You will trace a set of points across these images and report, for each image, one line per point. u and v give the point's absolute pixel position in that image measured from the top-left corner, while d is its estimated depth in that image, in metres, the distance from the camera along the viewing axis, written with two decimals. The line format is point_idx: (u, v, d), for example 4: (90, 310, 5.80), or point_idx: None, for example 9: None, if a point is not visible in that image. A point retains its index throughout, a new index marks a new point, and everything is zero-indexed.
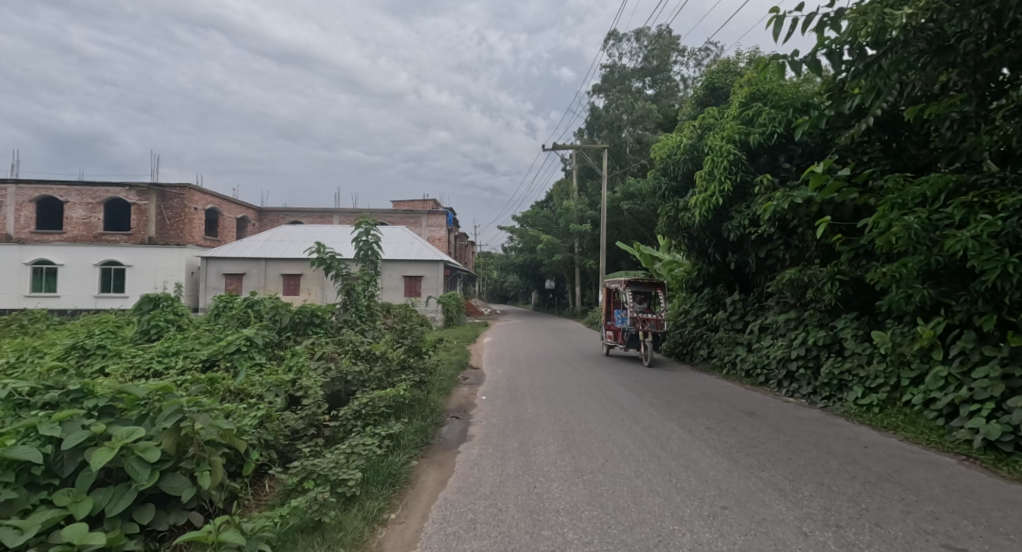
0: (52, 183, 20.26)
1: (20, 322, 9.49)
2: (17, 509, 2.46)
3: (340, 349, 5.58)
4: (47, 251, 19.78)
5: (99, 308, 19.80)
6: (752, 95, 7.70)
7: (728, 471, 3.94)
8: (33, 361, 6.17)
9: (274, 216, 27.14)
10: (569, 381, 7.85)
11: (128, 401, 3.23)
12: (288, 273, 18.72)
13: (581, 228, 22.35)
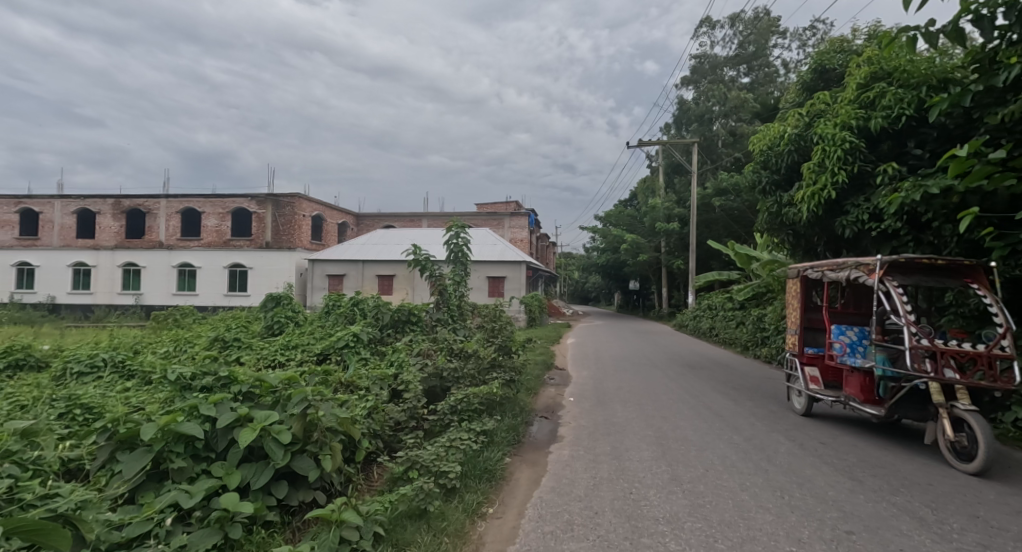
0: (193, 196, 23.29)
1: (173, 316, 11.08)
2: (186, 476, 2.93)
3: (436, 345, 5.83)
4: (189, 255, 22.43)
5: (229, 305, 22.47)
6: (875, 74, 6.91)
7: (852, 492, 3.61)
8: (186, 350, 7.20)
9: (370, 222, 28.97)
10: (662, 386, 7.60)
11: (263, 388, 3.63)
12: (382, 273, 20.05)
13: (669, 227, 21.47)
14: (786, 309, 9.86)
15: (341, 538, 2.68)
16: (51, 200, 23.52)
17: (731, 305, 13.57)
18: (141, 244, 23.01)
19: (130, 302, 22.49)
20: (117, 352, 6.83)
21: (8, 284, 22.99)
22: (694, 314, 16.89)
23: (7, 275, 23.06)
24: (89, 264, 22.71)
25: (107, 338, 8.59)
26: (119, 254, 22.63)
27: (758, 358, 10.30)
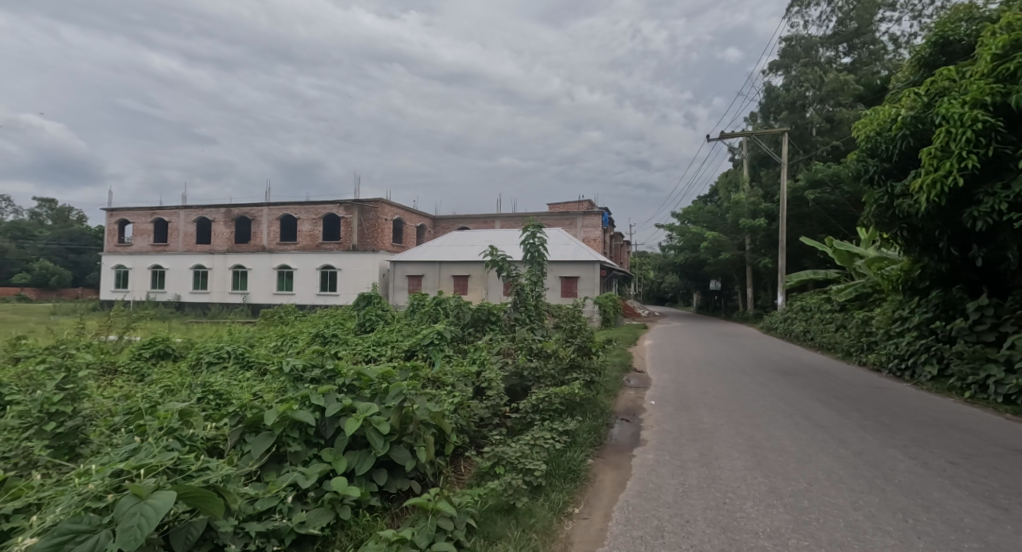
0: (289, 203, 24.99)
1: (278, 315, 12.08)
2: (301, 459, 3.19)
3: (515, 345, 5.86)
4: (286, 258, 24.62)
5: (321, 304, 24.25)
6: (1015, 43, 6.01)
7: (994, 521, 3.19)
8: (291, 345, 7.84)
9: (445, 224, 29.78)
10: (754, 391, 7.13)
11: (363, 381, 3.86)
12: (457, 274, 20.61)
13: (754, 224, 20.06)
14: (899, 311, 8.90)
15: (437, 527, 2.80)
16: (176, 210, 26.30)
17: (828, 307, 12.45)
18: (247, 248, 25.19)
19: (239, 300, 24.86)
20: (238, 347, 7.44)
21: (146, 285, 26.58)
22: (785, 316, 15.60)
23: (145, 276, 26.51)
24: (206, 266, 25.45)
25: (225, 334, 9.52)
26: (230, 258, 25.09)
27: (863, 365, 9.33)
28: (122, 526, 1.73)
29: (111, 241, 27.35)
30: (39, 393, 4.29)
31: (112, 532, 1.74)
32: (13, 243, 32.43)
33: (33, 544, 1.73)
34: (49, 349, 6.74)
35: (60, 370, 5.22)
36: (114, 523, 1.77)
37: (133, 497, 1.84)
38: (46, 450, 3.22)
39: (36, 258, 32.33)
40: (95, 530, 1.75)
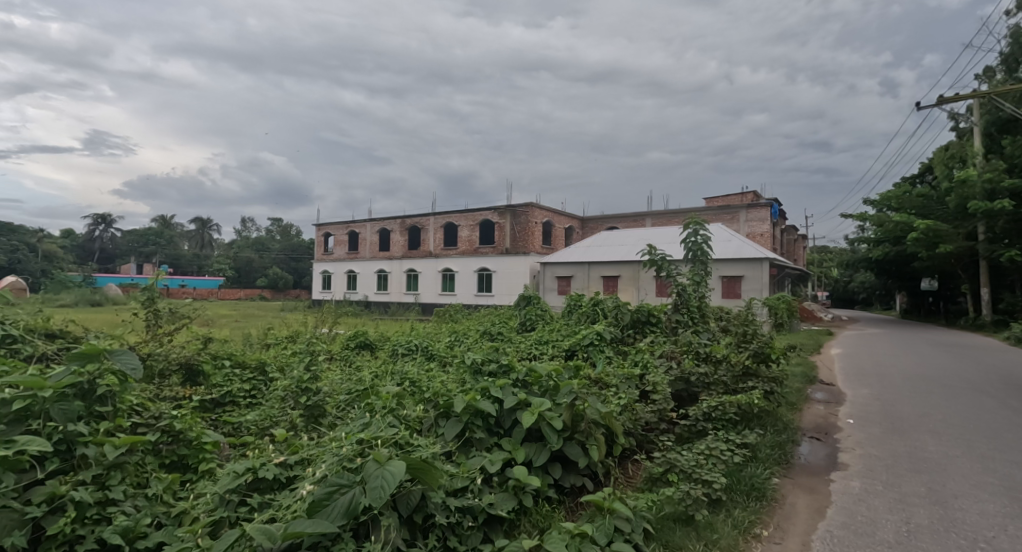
0: (451, 212, 27.15)
1: (449, 312, 13.14)
2: (485, 446, 3.40)
3: (681, 349, 5.35)
4: (450, 262, 26.77)
5: (478, 304, 25.73)
6: None
7: None
8: (464, 341, 8.37)
9: (594, 224, 28.71)
10: (1005, 420, 5.64)
11: (534, 377, 3.89)
12: (606, 274, 19.49)
13: (993, 207, 15.93)
14: None
15: (615, 528, 2.79)
16: (365, 222, 30.27)
17: None
18: (418, 254, 28.06)
19: (412, 300, 27.57)
20: (427, 343, 8.17)
21: (343, 286, 30.95)
22: None
23: (342, 279, 31.02)
24: (386, 269, 29.02)
25: (411, 328, 10.63)
26: (405, 262, 28.22)
27: None
28: (370, 485, 2.08)
29: (319, 250, 32.51)
30: (292, 372, 5.37)
31: (363, 489, 2.10)
32: (255, 254, 40.85)
33: (313, 490, 2.19)
34: (288, 339, 8.33)
35: (304, 355, 6.46)
36: (364, 482, 2.14)
37: (376, 462, 2.20)
38: (301, 417, 3.99)
39: (270, 265, 40.16)
40: (351, 486, 2.13)
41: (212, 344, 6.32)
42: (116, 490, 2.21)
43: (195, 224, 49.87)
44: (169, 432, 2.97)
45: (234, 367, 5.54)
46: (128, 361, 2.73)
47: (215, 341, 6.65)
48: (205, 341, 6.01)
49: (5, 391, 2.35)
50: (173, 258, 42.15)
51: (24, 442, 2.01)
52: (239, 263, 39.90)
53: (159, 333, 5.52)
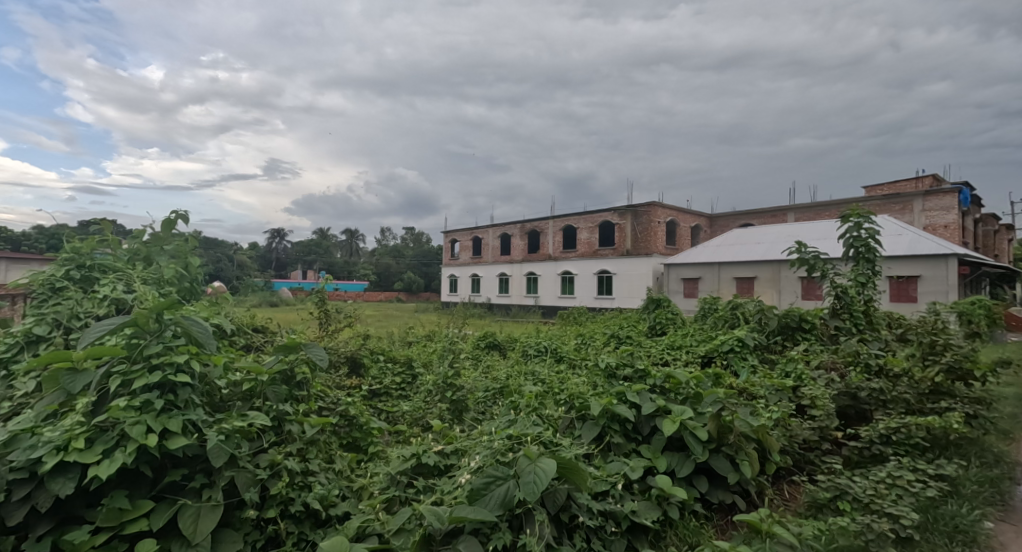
0: (569, 213, 24.31)
1: (574, 313, 12.66)
2: (622, 452, 3.03)
3: (846, 361, 4.69)
4: (570, 264, 23.92)
5: (598, 307, 22.60)
6: None
7: None
8: (592, 347, 7.60)
9: (724, 223, 24.27)
10: None
11: (673, 383, 3.38)
12: (742, 275, 16.36)
13: None
14: None
15: None
16: (487, 227, 28.50)
17: None
18: (536, 257, 25.60)
19: (532, 303, 25.32)
20: (558, 344, 7.93)
21: (467, 290, 29.47)
22: None
23: (465, 283, 29.76)
24: (506, 273, 27.02)
25: (535, 330, 10.57)
26: (524, 266, 25.86)
27: None
28: (524, 479, 2.18)
29: (446, 256, 31.41)
30: (436, 369, 5.82)
31: (517, 482, 2.20)
32: (394, 261, 44.48)
33: (471, 479, 2.35)
34: (423, 340, 8.76)
35: (448, 352, 6.94)
36: (517, 475, 2.24)
37: (527, 458, 2.29)
38: (447, 410, 4.32)
39: (406, 270, 43.38)
40: (506, 479, 2.24)
41: (369, 340, 7.05)
42: (313, 463, 2.62)
43: (345, 236, 55.93)
44: (344, 416, 3.42)
45: (386, 361, 6.19)
46: (316, 352, 3.06)
47: (371, 338, 7.40)
48: (365, 338, 6.80)
49: (236, 374, 2.90)
50: (328, 265, 47.59)
51: (254, 416, 2.46)
52: (380, 269, 43.59)
53: (331, 331, 6.41)
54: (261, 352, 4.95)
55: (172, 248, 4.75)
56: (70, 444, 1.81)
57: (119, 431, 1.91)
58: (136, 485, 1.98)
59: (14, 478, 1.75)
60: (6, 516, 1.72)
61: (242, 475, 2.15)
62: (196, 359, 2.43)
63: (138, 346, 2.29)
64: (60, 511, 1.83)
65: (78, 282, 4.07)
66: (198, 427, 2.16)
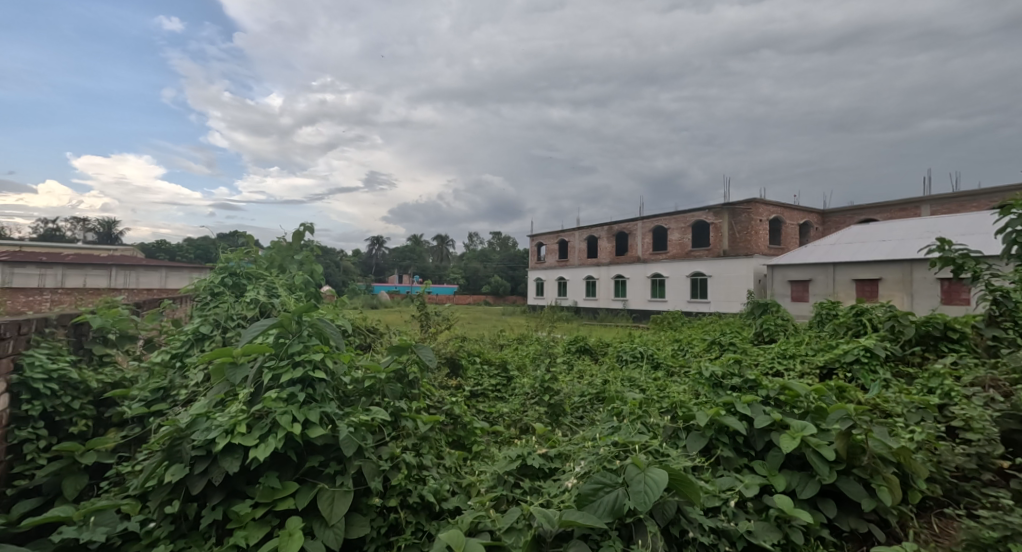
0: (660, 213, 21.67)
1: (669, 319, 11.20)
2: (733, 467, 2.70)
3: (1008, 378, 3.99)
4: (659, 266, 21.43)
5: (691, 312, 20.03)
6: None
7: None
8: (689, 350, 7.00)
9: (839, 218, 20.81)
10: None
11: (789, 395, 3.03)
12: (861, 277, 14.55)
13: None
14: None
15: None
16: (574, 229, 26.56)
17: None
18: (625, 259, 23.27)
19: (620, 307, 23.18)
20: (653, 346, 7.50)
21: (554, 293, 27.83)
22: None
23: (553, 286, 27.83)
24: (593, 276, 24.89)
25: (627, 334, 10.10)
26: (611, 268, 23.72)
27: None
28: (634, 488, 2.14)
29: (533, 259, 29.91)
30: (531, 373, 5.87)
31: (626, 491, 2.17)
32: (482, 265, 45.10)
33: (578, 484, 2.35)
34: (513, 342, 8.79)
35: (543, 355, 6.93)
36: (627, 484, 2.21)
37: (636, 466, 2.25)
38: (545, 412, 4.36)
39: (493, 273, 43.69)
40: (615, 486, 2.22)
41: (463, 342, 7.26)
42: (426, 458, 2.78)
43: (436, 241, 57.70)
44: (451, 416, 3.62)
45: (483, 363, 6.36)
46: (426, 353, 3.22)
47: (467, 340, 7.60)
48: (462, 339, 7.05)
49: (358, 372, 3.15)
50: (421, 269, 49.48)
51: (376, 411, 2.66)
52: (469, 273, 44.14)
53: (430, 333, 6.70)
54: (373, 351, 5.43)
55: (301, 256, 5.33)
56: (235, 428, 2.11)
57: (271, 419, 2.18)
58: (283, 468, 2.23)
59: (196, 454, 2.08)
60: (192, 484, 2.05)
61: (368, 464, 2.33)
62: (329, 356, 2.70)
63: (284, 345, 2.59)
64: (228, 485, 2.13)
65: (229, 287, 4.63)
66: (332, 418, 2.39)
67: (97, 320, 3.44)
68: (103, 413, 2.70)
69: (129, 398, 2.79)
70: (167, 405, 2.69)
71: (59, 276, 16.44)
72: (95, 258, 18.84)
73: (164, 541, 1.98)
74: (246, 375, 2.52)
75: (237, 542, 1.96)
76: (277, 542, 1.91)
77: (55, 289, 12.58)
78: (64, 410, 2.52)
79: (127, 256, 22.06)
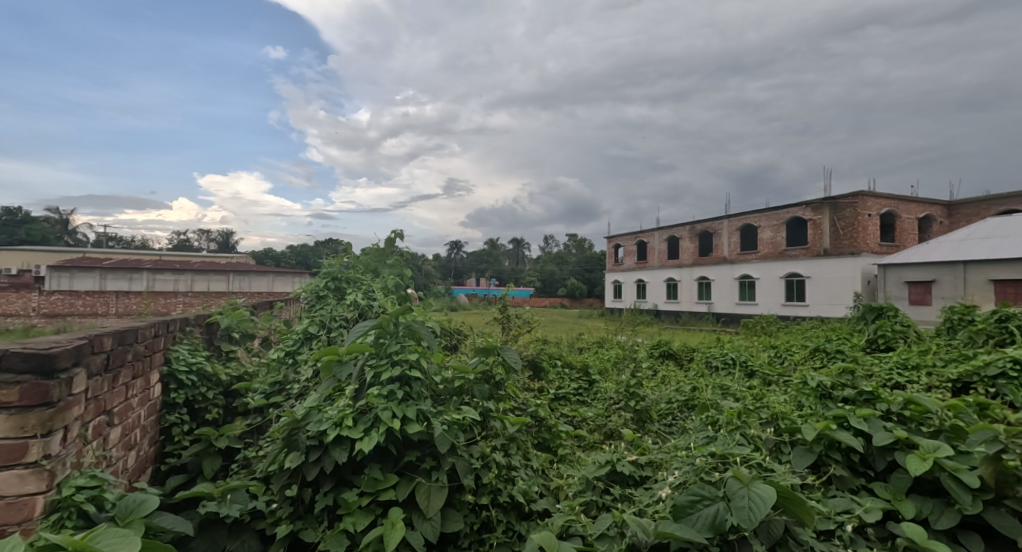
0: (750, 211, 20.29)
1: (762, 324, 10.42)
2: (848, 487, 2.43)
3: None
4: (748, 267, 20.08)
5: (787, 317, 18.48)
6: None
7: None
8: (787, 357, 6.48)
9: (972, 210, 18.33)
10: None
11: (918, 411, 2.70)
12: (1000, 278, 12.74)
13: None
14: None
15: None
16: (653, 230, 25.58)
17: None
18: (710, 259, 22.08)
19: (704, 310, 21.99)
20: (746, 352, 7.04)
21: (633, 296, 26.99)
22: None
23: (632, 289, 27.01)
24: (675, 278, 23.79)
25: (715, 339, 9.56)
26: (695, 269, 22.59)
27: None
28: (736, 504, 1.96)
29: (609, 261, 29.19)
30: (615, 377, 5.73)
31: (728, 507, 2.01)
32: (557, 267, 44.38)
33: (673, 495, 2.24)
34: (594, 346, 8.63)
35: (626, 359, 6.75)
36: (729, 498, 2.05)
37: (739, 480, 2.08)
38: (630, 418, 4.24)
39: (569, 275, 42.95)
40: (715, 500, 2.07)
41: (544, 344, 7.24)
42: (514, 459, 2.81)
43: (513, 244, 58.25)
44: (535, 418, 3.66)
45: (564, 367, 6.30)
46: (512, 355, 3.24)
47: (549, 343, 7.58)
48: (543, 342, 7.07)
49: (449, 372, 3.26)
50: (499, 272, 50.16)
51: (466, 410, 2.73)
52: (544, 275, 43.51)
53: (513, 335, 6.77)
54: (459, 352, 5.60)
55: (393, 261, 5.60)
56: (342, 422, 2.27)
57: (374, 415, 2.32)
58: (384, 460, 2.37)
59: (310, 443, 2.27)
60: (306, 471, 2.23)
61: (461, 462, 2.41)
62: (423, 356, 2.81)
63: (383, 345, 2.74)
64: (337, 475, 2.29)
65: (331, 290, 5.01)
66: (427, 415, 2.49)
67: (225, 320, 3.86)
68: (231, 403, 3.02)
69: (251, 390, 3.10)
70: (284, 397, 2.96)
71: (188, 282, 18.43)
72: (215, 265, 21.04)
73: (285, 521, 2.18)
74: (351, 372, 2.70)
75: (346, 527, 2.10)
76: (381, 530, 2.02)
77: (185, 293, 14.21)
78: (203, 398, 2.88)
79: (241, 263, 24.43)
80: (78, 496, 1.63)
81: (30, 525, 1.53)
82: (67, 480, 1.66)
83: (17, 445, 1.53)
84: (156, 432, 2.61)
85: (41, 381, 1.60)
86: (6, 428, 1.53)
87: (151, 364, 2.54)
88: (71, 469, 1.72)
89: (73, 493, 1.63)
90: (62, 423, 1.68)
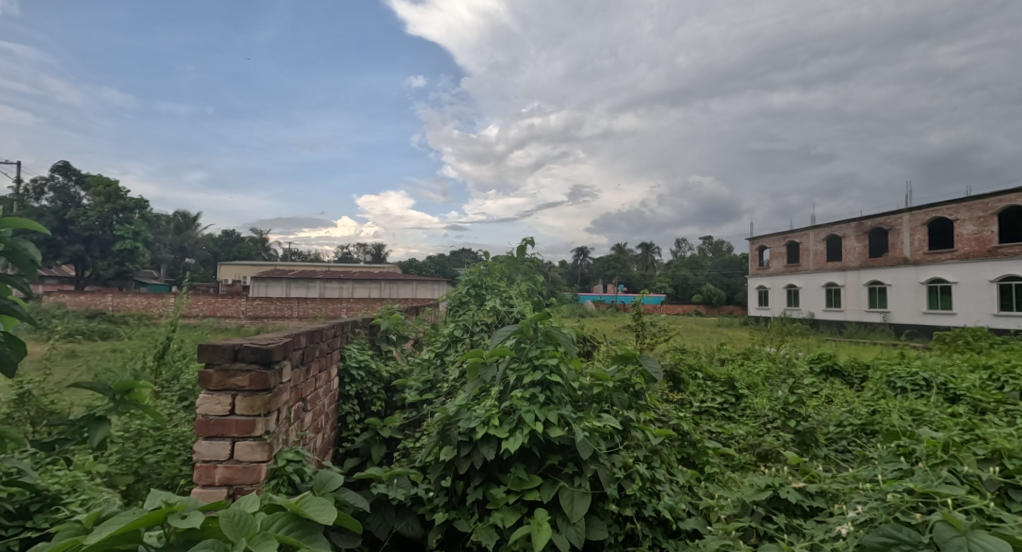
0: (942, 202, 17.18)
1: (963, 339, 8.60)
2: None
3: None
4: (939, 269, 16.95)
5: (1002, 329, 15.09)
6: None
7: None
8: (1009, 382, 5.26)
9: None
10: None
11: None
12: None
13: None
14: None
15: None
16: (807, 229, 22.81)
17: None
18: (885, 261, 19.09)
19: (878, 320, 18.95)
20: (945, 373, 5.87)
21: (783, 303, 24.29)
22: None
23: (781, 296, 24.36)
24: (837, 283, 20.95)
25: (898, 355, 8.13)
26: (864, 273, 19.66)
27: None
28: None
29: (753, 265, 26.68)
30: (767, 393, 5.21)
31: None
32: (691, 271, 41.50)
33: (856, 534, 1.90)
34: (741, 358, 7.90)
35: (782, 374, 6.04)
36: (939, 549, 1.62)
37: (950, 525, 1.63)
38: (790, 440, 3.79)
39: (705, 280, 40.00)
40: (917, 547, 1.66)
41: (683, 354, 6.83)
42: (658, 472, 2.70)
43: (643, 249, 56.15)
44: (677, 431, 3.47)
45: (706, 380, 5.88)
46: (652, 365, 3.06)
47: (688, 354, 7.11)
48: (682, 352, 6.65)
49: (587, 378, 3.21)
50: (628, 278, 48.70)
51: (607, 418, 2.66)
52: (677, 280, 40.90)
53: (648, 344, 6.44)
54: (594, 360, 5.52)
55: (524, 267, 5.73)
56: (490, 421, 2.38)
57: (518, 416, 2.40)
58: (529, 461, 2.43)
59: (461, 439, 2.40)
60: (459, 465, 2.37)
61: (604, 470, 2.34)
62: (563, 361, 2.81)
63: (524, 349, 2.81)
64: (486, 470, 2.41)
65: (472, 296, 5.29)
66: (569, 421, 2.49)
67: (384, 322, 4.31)
68: (392, 397, 3.37)
69: (408, 386, 3.41)
70: (435, 394, 3.20)
71: (351, 289, 21.22)
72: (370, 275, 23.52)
73: (441, 508, 2.36)
74: (494, 374, 2.77)
75: (495, 522, 2.20)
76: (529, 529, 2.07)
77: (347, 299, 16.00)
78: (369, 391, 3.26)
79: (391, 272, 26.98)
80: (288, 466, 1.93)
81: (259, 486, 1.87)
82: (281, 453, 1.98)
83: (248, 421, 1.89)
84: (336, 419, 3.01)
85: (263, 370, 1.91)
86: (242, 407, 1.90)
87: (332, 358, 2.92)
88: (282, 444, 2.04)
89: (286, 463, 1.94)
90: (277, 405, 2.00)
